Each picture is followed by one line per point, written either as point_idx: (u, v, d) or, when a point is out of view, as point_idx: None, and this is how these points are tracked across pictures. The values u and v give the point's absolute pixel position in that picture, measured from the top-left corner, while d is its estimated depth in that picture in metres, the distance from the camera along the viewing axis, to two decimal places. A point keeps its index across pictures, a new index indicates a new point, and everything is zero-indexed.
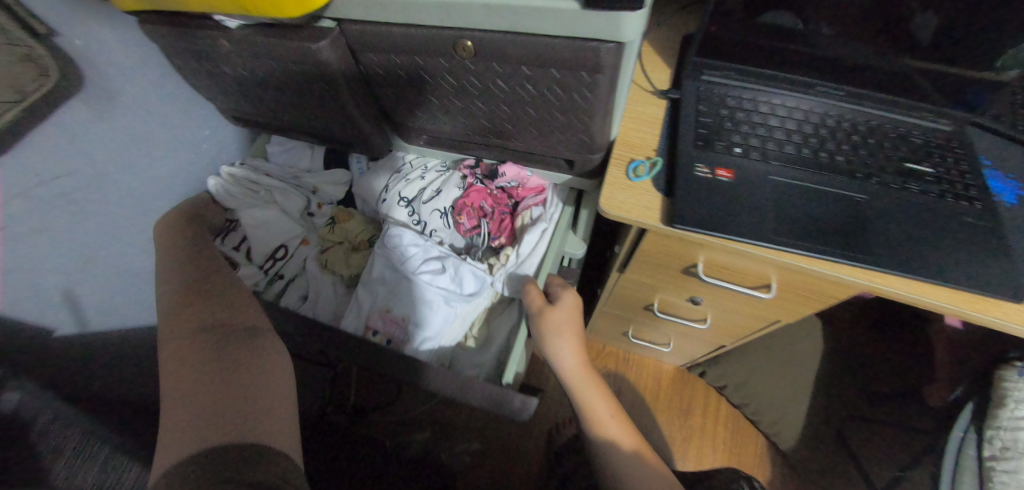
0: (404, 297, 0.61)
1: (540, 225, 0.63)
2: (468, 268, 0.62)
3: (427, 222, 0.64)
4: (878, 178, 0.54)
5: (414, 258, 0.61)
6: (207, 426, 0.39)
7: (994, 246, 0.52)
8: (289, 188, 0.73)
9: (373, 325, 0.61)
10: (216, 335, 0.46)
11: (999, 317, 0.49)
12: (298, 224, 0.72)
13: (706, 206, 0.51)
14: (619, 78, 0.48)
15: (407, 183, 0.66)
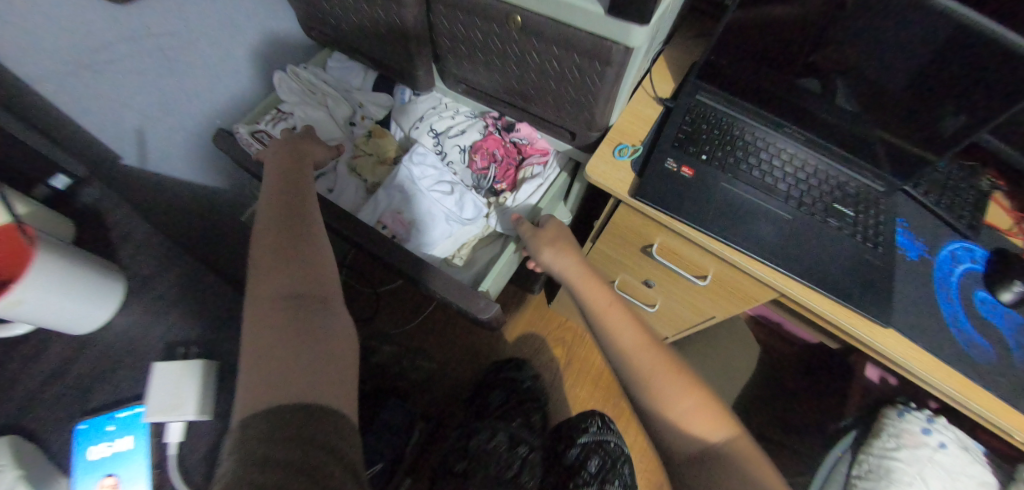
0: (414, 206, 0.75)
1: (536, 180, 0.77)
2: (471, 197, 0.76)
3: (448, 153, 0.79)
4: (808, 209, 0.67)
5: (431, 176, 0.76)
6: (284, 382, 0.47)
7: (880, 282, 0.65)
8: (340, 99, 0.87)
9: (384, 220, 0.75)
10: (297, 301, 0.53)
11: (860, 329, 0.63)
12: (340, 131, 0.85)
13: (665, 191, 0.64)
14: (625, 76, 0.61)
15: (440, 119, 0.81)
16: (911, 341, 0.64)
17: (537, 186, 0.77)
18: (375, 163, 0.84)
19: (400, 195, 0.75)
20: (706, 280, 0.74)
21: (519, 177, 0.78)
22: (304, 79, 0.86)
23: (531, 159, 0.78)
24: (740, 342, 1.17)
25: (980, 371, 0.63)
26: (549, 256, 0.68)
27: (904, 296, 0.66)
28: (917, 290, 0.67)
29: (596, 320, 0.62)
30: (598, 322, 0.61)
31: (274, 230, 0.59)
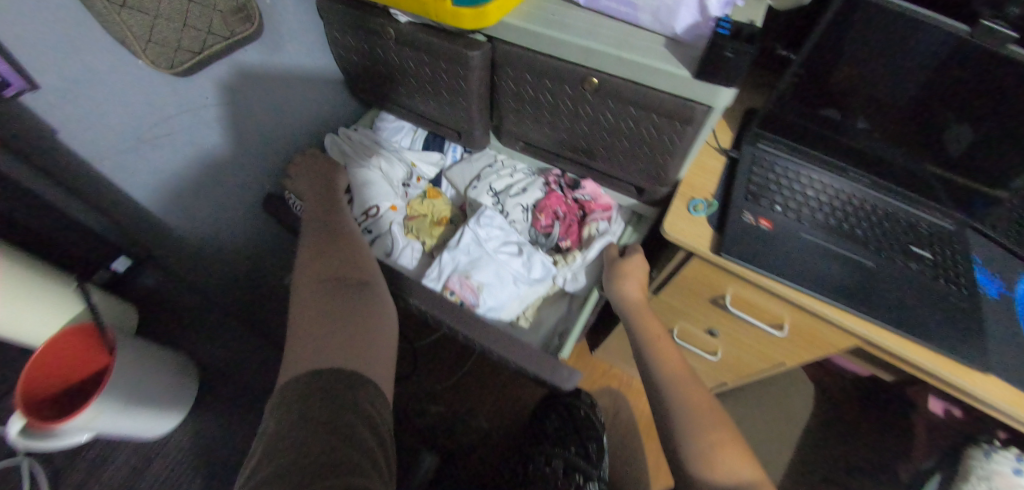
0: (482, 269, 0.73)
1: (605, 236, 0.75)
2: (539, 258, 0.75)
3: (510, 213, 0.77)
4: (889, 254, 0.66)
5: (497, 237, 0.75)
6: (326, 349, 0.49)
7: (972, 325, 0.63)
8: (393, 159, 0.82)
9: (451, 286, 0.72)
10: (338, 285, 0.57)
11: (965, 381, 0.60)
12: (394, 191, 0.81)
13: (746, 245, 0.63)
14: (701, 134, 0.61)
15: (499, 177, 0.80)
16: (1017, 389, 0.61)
17: (606, 242, 0.75)
18: (430, 224, 0.83)
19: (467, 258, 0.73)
20: (783, 330, 0.72)
21: (585, 233, 0.77)
22: (355, 140, 0.83)
23: (597, 215, 0.76)
24: (792, 381, 1.14)
25: None
26: (616, 284, 0.68)
27: (997, 338, 0.64)
28: (1008, 329, 0.65)
29: (654, 353, 0.62)
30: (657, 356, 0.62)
31: (313, 233, 0.65)
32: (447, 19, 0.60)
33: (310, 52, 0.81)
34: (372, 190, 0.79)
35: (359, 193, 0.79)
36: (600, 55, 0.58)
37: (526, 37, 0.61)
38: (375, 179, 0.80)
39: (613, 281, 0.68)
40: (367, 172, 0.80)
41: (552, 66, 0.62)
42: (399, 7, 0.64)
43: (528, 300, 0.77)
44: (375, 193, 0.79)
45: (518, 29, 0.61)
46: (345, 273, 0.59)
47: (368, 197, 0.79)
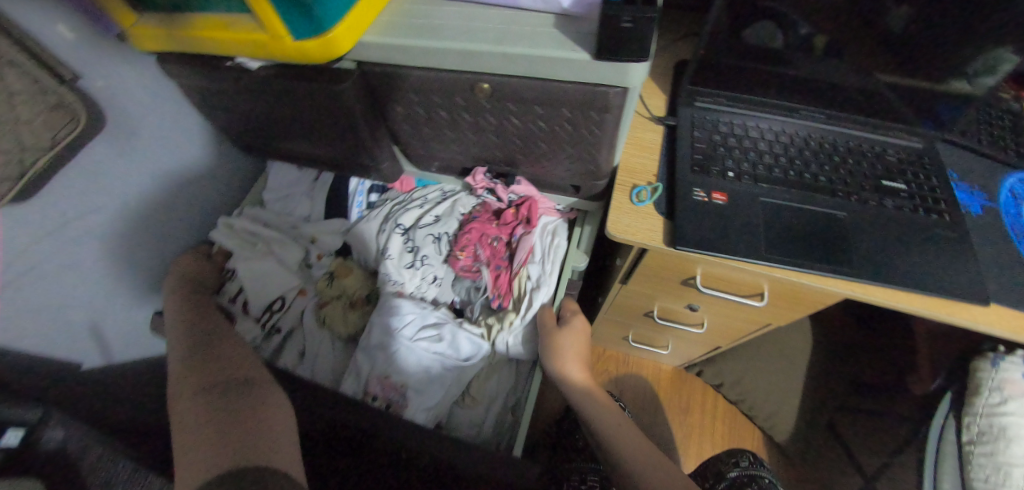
0: (400, 364, 0.69)
1: (535, 291, 0.72)
2: (464, 335, 0.72)
3: (421, 246, 0.74)
4: (856, 195, 0.60)
5: (415, 319, 0.72)
6: (217, 454, 0.46)
7: (963, 253, 0.57)
8: (287, 240, 0.80)
9: (372, 389, 0.70)
10: (218, 389, 0.54)
11: (968, 320, 0.54)
12: (296, 278, 0.79)
13: (704, 228, 0.55)
14: (625, 116, 0.52)
15: (407, 211, 0.76)
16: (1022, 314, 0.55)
17: (539, 297, 0.72)
18: (345, 306, 0.77)
19: (384, 352, 0.70)
20: (763, 299, 0.66)
21: (513, 286, 0.74)
22: (240, 228, 0.80)
23: (520, 242, 0.73)
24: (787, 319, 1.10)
25: None
26: (551, 361, 0.70)
27: (991, 259, 0.58)
28: (998, 245, 0.59)
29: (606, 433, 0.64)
30: (606, 440, 0.63)
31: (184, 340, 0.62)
32: (298, 56, 0.52)
33: (176, 119, 0.72)
34: (270, 280, 0.78)
35: (255, 290, 0.77)
36: (483, 57, 0.48)
37: (394, 53, 0.51)
38: (270, 270, 0.78)
39: (554, 365, 0.70)
40: (258, 263, 0.78)
41: (437, 81, 0.53)
42: (241, 51, 0.54)
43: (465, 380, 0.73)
44: (275, 284, 0.78)
45: (385, 48, 0.51)
46: (224, 377, 0.56)
47: (268, 291, 0.78)
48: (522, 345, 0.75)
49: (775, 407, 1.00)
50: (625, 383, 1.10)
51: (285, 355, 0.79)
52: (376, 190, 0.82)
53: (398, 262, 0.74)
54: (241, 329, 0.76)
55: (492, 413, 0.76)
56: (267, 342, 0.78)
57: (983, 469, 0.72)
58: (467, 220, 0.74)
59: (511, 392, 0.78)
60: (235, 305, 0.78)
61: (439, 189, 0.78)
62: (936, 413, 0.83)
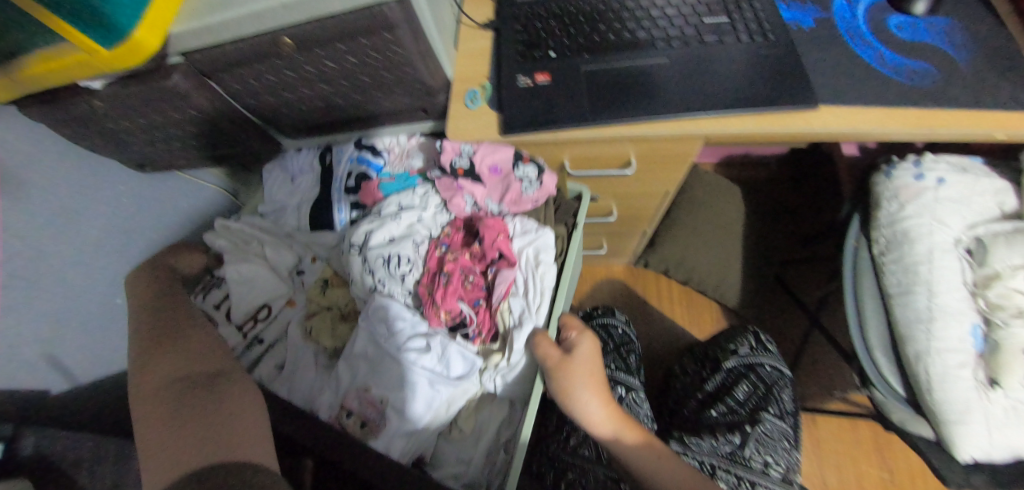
0: (385, 379, 0.60)
1: (520, 322, 0.61)
2: (456, 350, 0.62)
3: (372, 268, 0.62)
4: (679, 41, 0.61)
5: (398, 334, 0.61)
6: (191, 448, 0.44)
7: (791, 67, 0.59)
8: (280, 245, 0.74)
9: (348, 406, 0.61)
10: (181, 387, 0.50)
11: (800, 126, 0.57)
12: (285, 284, 0.73)
13: (528, 110, 0.59)
14: (423, 30, 0.57)
15: (354, 226, 0.66)
16: (849, 109, 0.58)
17: (524, 332, 0.60)
18: (335, 318, 0.69)
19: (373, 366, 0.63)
20: (631, 167, 0.69)
21: (497, 322, 0.63)
22: (235, 230, 0.76)
23: (500, 272, 0.62)
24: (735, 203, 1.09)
25: (930, 94, 0.59)
26: (570, 399, 0.61)
27: (822, 67, 0.60)
28: (834, 49, 0.61)
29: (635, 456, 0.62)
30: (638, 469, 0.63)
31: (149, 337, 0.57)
32: (113, 64, 0.51)
33: None
34: (257, 283, 0.71)
35: (238, 294, 0.71)
36: (271, 14, 0.50)
37: (199, 37, 0.52)
38: (258, 274, 0.72)
39: (573, 398, 0.61)
40: (248, 267, 0.71)
41: (249, 50, 0.54)
42: (73, 75, 0.53)
43: (453, 406, 0.62)
44: (262, 290, 0.71)
45: (189, 36, 0.52)
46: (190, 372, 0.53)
47: (253, 296, 0.71)
48: (510, 385, 0.62)
49: (721, 275, 1.04)
50: (584, 296, 1.15)
51: (261, 367, 0.69)
52: (352, 193, 0.70)
53: (359, 286, 0.65)
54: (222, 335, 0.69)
55: (482, 452, 0.63)
56: (245, 353, 0.70)
57: (894, 275, 0.76)
58: (435, 243, 0.65)
59: (504, 428, 0.65)
60: (220, 311, 0.71)
61: (398, 201, 0.66)
62: (848, 236, 0.85)
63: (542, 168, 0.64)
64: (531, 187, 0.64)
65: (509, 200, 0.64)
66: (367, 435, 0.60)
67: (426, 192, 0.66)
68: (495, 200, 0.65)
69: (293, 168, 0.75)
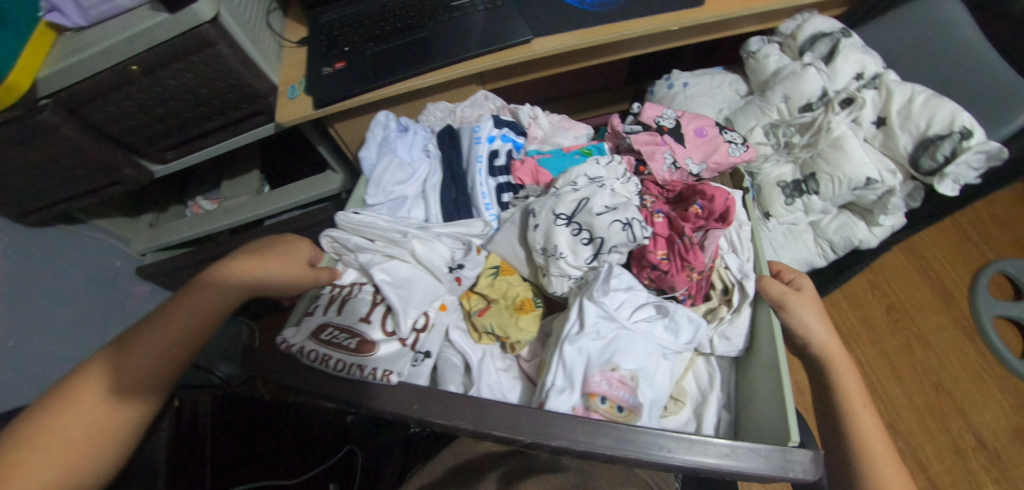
0: (623, 351, 0.61)
1: (745, 277, 0.67)
2: (684, 316, 0.65)
3: (600, 233, 0.66)
4: (436, 19, 0.83)
5: (626, 306, 0.65)
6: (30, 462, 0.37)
7: (517, 17, 0.81)
8: (428, 240, 0.74)
9: (598, 390, 0.57)
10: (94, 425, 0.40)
11: (527, 52, 0.78)
12: (443, 285, 0.73)
13: (331, 87, 0.79)
14: (240, 44, 0.77)
15: (562, 200, 0.70)
16: (561, 33, 0.80)
17: (752, 281, 0.66)
18: (509, 312, 0.72)
19: (547, 346, 0.69)
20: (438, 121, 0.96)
21: (716, 280, 0.69)
22: (364, 225, 0.74)
23: (710, 234, 0.67)
24: None
25: (620, 11, 0.81)
26: (810, 314, 0.61)
27: (541, 12, 0.82)
28: (549, 0, 0.84)
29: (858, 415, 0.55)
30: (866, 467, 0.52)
31: (97, 383, 0.41)
32: None
33: None
34: (417, 286, 0.70)
35: (401, 297, 0.68)
36: (114, 48, 0.68)
37: (59, 77, 0.70)
38: (411, 273, 0.72)
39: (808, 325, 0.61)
40: (396, 267, 0.71)
41: (103, 82, 0.72)
42: None
43: (673, 377, 0.66)
44: (422, 292, 0.70)
45: (57, 77, 0.69)
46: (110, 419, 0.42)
47: (417, 303, 0.69)
48: (734, 345, 0.65)
49: None
50: None
51: (447, 378, 0.70)
52: (502, 171, 0.84)
53: (574, 258, 0.68)
54: (390, 355, 0.64)
55: (715, 405, 0.66)
56: (416, 369, 0.67)
57: None
58: (650, 213, 0.73)
59: (726, 388, 0.68)
60: (370, 322, 0.67)
61: (584, 174, 0.74)
62: None
63: (743, 138, 0.82)
64: (736, 149, 0.80)
65: (721, 160, 0.79)
66: (628, 418, 0.58)
67: (609, 165, 0.76)
68: (698, 161, 0.80)
69: (405, 152, 0.87)
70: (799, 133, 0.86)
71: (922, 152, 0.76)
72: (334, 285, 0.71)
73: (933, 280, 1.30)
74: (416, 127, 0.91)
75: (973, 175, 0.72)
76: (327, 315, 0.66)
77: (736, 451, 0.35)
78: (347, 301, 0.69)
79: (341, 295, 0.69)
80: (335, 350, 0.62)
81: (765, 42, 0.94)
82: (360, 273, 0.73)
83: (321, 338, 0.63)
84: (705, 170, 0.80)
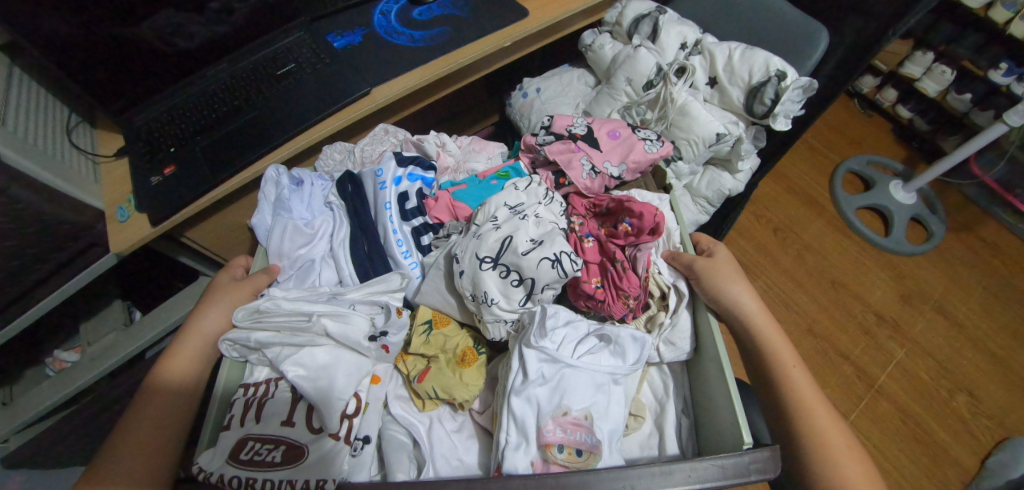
0: (573, 390, 0.59)
1: (677, 280, 0.71)
2: (628, 335, 0.64)
3: (530, 274, 0.63)
4: (263, 92, 0.80)
5: (568, 339, 0.63)
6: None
7: (349, 71, 0.79)
8: (347, 311, 0.64)
9: (553, 440, 0.55)
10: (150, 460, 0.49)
11: (369, 104, 0.76)
12: (368, 359, 0.63)
13: (165, 195, 0.71)
14: (39, 177, 0.66)
15: (483, 240, 0.66)
16: (398, 76, 0.78)
17: (685, 283, 0.70)
18: (450, 368, 0.66)
19: (496, 396, 0.64)
20: None
21: (653, 290, 0.71)
22: (268, 312, 0.63)
23: (643, 246, 0.68)
24: None
25: (450, 41, 0.81)
26: (724, 278, 0.65)
27: (373, 60, 0.81)
28: (378, 46, 0.82)
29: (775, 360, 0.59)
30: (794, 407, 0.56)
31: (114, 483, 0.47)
32: None
33: None
34: (338, 369, 0.60)
35: (320, 391, 0.58)
36: None
37: None
38: (331, 357, 0.62)
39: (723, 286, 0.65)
40: (311, 356, 0.61)
41: None
42: None
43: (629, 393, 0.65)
44: (345, 375, 0.61)
45: None
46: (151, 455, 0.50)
47: (345, 384, 0.60)
48: (680, 348, 0.66)
49: None
50: None
51: (394, 463, 0.61)
52: (415, 213, 0.78)
53: (507, 301, 0.65)
54: (322, 457, 0.55)
55: (670, 409, 0.66)
56: (355, 462, 0.58)
57: None
58: (579, 236, 0.72)
59: (679, 392, 0.68)
60: (296, 426, 0.58)
61: (504, 204, 0.71)
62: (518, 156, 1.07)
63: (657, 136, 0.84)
64: (652, 146, 0.82)
65: (640, 159, 0.80)
66: (590, 461, 0.55)
67: (528, 189, 0.74)
68: (617, 162, 0.80)
69: (302, 212, 0.79)
70: (650, 109, 0.91)
71: (752, 99, 0.83)
72: (246, 386, 0.61)
73: (801, 194, 1.46)
74: (311, 177, 0.83)
75: (797, 108, 0.81)
76: (244, 425, 0.57)
77: (698, 467, 0.35)
78: (264, 403, 0.59)
79: (257, 399, 0.59)
80: (260, 471, 0.53)
81: (597, 34, 1.00)
82: (272, 367, 0.63)
83: (240, 458, 0.54)
84: (624, 171, 0.81)
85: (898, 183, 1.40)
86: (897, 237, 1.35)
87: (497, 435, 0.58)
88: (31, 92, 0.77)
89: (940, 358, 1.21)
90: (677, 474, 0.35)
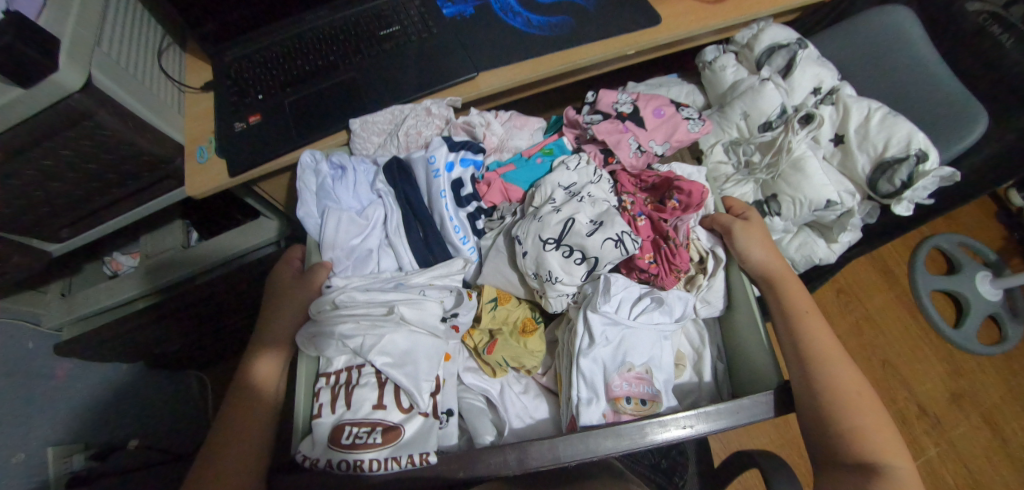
0: (631, 349, 0.60)
1: (715, 244, 0.69)
2: (671, 296, 0.63)
3: (601, 254, 0.60)
4: (363, 53, 0.75)
5: (624, 300, 0.62)
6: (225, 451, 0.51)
7: (455, 48, 0.74)
8: (414, 297, 0.60)
9: (620, 393, 0.57)
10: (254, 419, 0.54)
11: (469, 92, 0.72)
12: (445, 337, 0.61)
13: (247, 147, 0.69)
14: (133, 110, 0.65)
15: (545, 224, 0.62)
16: (504, 67, 0.73)
17: (721, 248, 0.68)
18: (516, 338, 0.64)
19: (560, 359, 0.65)
20: None
21: (693, 253, 0.69)
22: (344, 299, 0.60)
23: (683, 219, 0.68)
24: None
25: (568, 38, 0.74)
26: (753, 242, 0.66)
27: (481, 40, 0.75)
28: (489, 26, 0.76)
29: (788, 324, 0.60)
30: (812, 353, 0.56)
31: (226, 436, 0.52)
32: None
33: None
34: (422, 354, 0.58)
35: (410, 370, 0.56)
36: None
37: None
38: (411, 340, 0.58)
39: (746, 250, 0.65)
40: (394, 341, 0.57)
41: None
42: None
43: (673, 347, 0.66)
44: (429, 355, 0.58)
45: None
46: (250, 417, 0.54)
47: (427, 370, 0.57)
48: (713, 303, 0.66)
49: None
50: None
51: (477, 423, 0.62)
52: (472, 199, 0.68)
53: (572, 277, 0.61)
54: (418, 434, 0.53)
55: (710, 362, 0.67)
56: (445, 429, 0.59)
57: None
58: (631, 216, 0.69)
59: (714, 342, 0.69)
60: (388, 409, 0.54)
61: (559, 185, 0.67)
62: None
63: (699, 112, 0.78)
64: (695, 123, 0.77)
65: (684, 139, 0.75)
66: (654, 409, 0.58)
67: (579, 168, 0.69)
68: (660, 142, 0.76)
69: (350, 196, 0.69)
70: (759, 152, 0.83)
71: (879, 175, 0.75)
72: (326, 375, 0.57)
73: (877, 260, 1.36)
74: (353, 161, 0.70)
75: (925, 197, 0.72)
76: (333, 413, 0.54)
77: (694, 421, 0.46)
78: (348, 386, 0.55)
79: (346, 379, 0.56)
80: (365, 454, 0.51)
81: (720, 51, 0.90)
82: (352, 353, 0.58)
83: (343, 444, 0.51)
84: (666, 150, 0.76)
85: (986, 275, 1.31)
86: (967, 332, 1.26)
87: (566, 392, 0.60)
88: (135, 7, 0.75)
89: (971, 465, 1.16)
90: (713, 414, 0.47)
